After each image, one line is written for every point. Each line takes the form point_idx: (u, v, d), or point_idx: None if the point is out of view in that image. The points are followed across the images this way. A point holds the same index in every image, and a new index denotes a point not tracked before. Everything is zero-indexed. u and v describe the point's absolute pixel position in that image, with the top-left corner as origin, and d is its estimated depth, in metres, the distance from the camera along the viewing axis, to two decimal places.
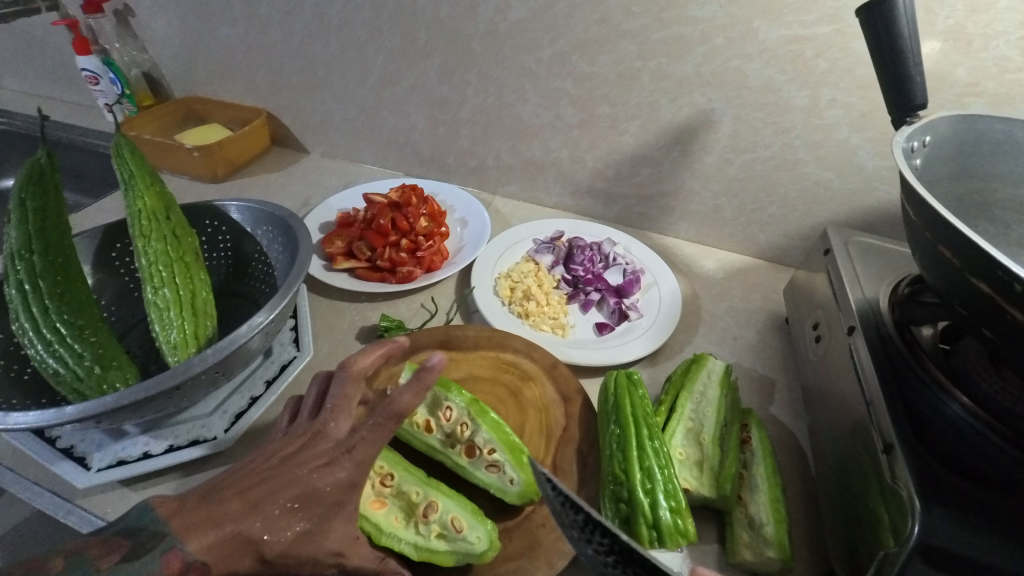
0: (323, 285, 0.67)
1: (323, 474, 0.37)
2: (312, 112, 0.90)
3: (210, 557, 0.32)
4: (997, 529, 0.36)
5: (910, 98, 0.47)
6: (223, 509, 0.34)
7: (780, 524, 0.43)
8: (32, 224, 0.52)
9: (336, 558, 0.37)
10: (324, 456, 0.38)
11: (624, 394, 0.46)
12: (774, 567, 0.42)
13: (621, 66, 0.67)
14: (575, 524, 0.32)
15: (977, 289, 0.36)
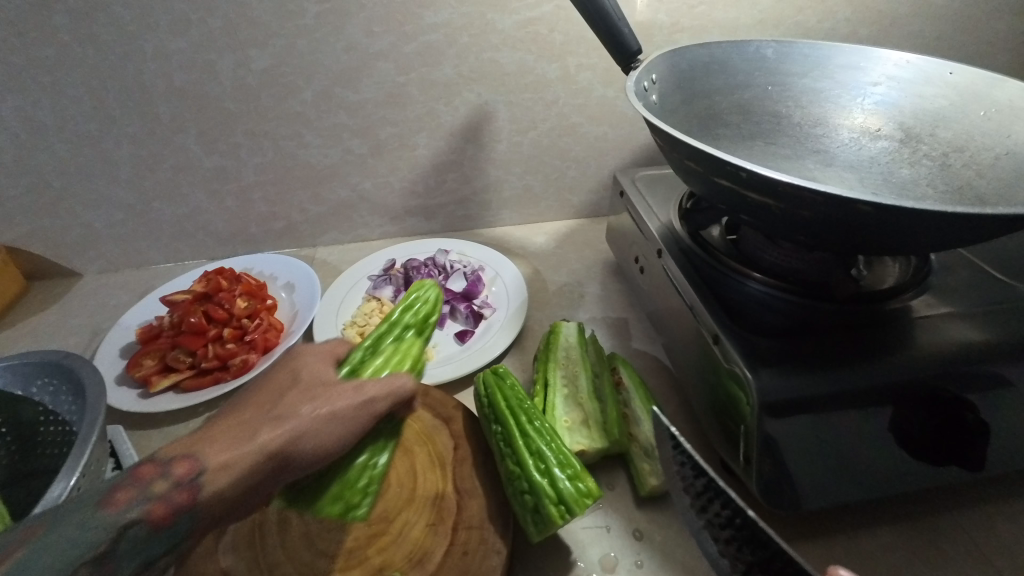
0: (146, 415, 0.58)
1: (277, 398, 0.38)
2: (65, 231, 0.76)
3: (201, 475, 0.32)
4: (805, 365, 0.43)
5: (626, 46, 0.54)
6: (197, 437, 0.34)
7: None
8: None
9: (363, 408, 0.38)
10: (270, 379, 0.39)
11: (496, 390, 0.47)
12: None
13: (386, 86, 0.68)
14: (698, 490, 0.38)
15: (721, 186, 0.43)
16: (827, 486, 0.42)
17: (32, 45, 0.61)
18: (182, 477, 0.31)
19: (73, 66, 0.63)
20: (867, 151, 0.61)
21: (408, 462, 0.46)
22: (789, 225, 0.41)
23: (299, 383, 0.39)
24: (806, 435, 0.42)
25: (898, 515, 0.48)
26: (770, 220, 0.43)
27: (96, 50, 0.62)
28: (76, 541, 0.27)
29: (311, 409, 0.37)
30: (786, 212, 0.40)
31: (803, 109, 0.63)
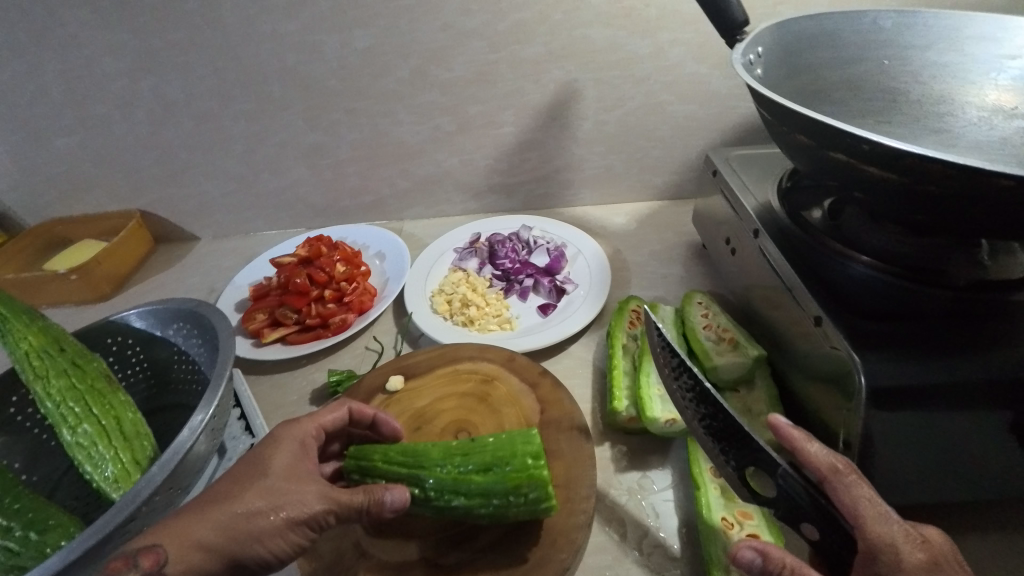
0: (257, 363, 0.64)
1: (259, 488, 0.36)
2: (186, 199, 0.85)
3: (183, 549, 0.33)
4: (913, 352, 0.41)
5: (731, 19, 0.52)
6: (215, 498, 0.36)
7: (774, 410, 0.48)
8: None
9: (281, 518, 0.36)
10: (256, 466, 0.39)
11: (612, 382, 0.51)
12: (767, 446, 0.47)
13: (477, 64, 0.69)
14: (671, 364, 0.41)
15: (835, 159, 0.41)
16: (925, 478, 0.41)
17: (169, 29, 0.68)
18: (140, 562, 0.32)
19: (201, 47, 0.69)
20: (999, 131, 0.56)
21: (495, 423, 0.48)
22: (908, 204, 0.39)
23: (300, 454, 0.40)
24: (912, 427, 0.40)
25: (1009, 522, 0.44)
26: (887, 198, 0.40)
27: (220, 32, 0.68)
28: None
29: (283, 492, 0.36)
30: (907, 187, 0.38)
31: (924, 85, 0.58)
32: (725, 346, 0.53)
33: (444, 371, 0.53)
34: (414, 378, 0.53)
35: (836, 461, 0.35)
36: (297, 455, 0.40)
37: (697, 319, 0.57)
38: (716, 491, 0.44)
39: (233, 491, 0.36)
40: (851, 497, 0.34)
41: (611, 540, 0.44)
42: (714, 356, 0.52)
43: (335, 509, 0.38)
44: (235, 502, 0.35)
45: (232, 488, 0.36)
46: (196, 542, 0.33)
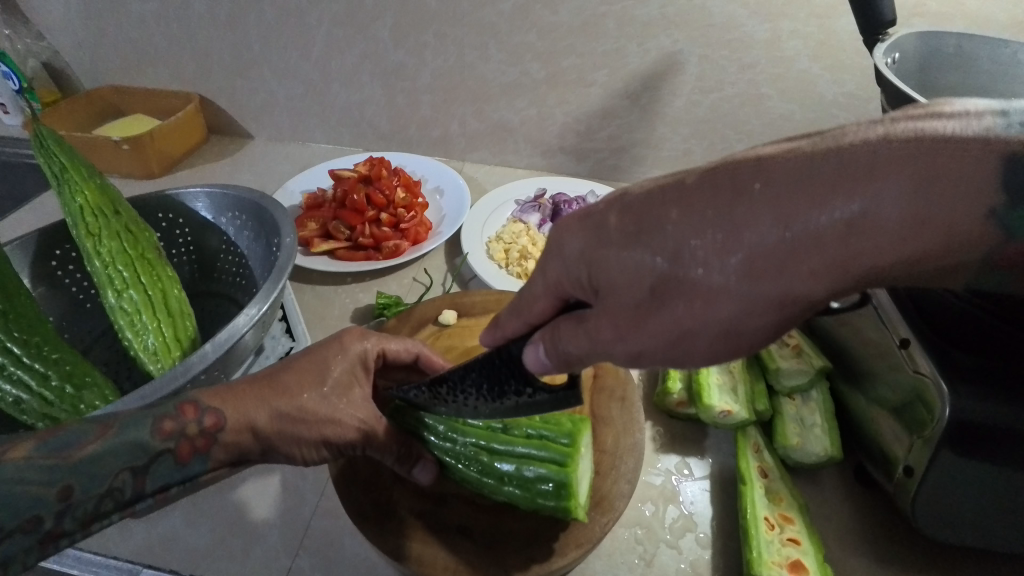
0: (303, 272, 0.63)
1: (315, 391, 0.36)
2: (250, 94, 0.82)
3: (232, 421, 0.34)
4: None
5: (878, 15, 0.49)
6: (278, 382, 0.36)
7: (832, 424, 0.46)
8: None
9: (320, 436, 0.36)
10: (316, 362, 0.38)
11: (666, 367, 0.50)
12: (819, 459, 0.45)
13: (585, 13, 0.66)
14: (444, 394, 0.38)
15: None
16: (981, 523, 0.40)
17: None
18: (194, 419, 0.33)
19: None
20: None
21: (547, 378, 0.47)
22: None
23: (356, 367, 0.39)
24: (988, 474, 0.38)
25: None
26: None
27: None
28: (95, 480, 0.30)
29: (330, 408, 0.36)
30: None
31: None
32: (789, 350, 0.50)
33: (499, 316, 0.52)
34: (467, 316, 0.51)
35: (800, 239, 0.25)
36: (357, 370, 0.39)
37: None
38: (761, 490, 0.43)
39: (294, 384, 0.36)
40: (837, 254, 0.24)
41: (643, 516, 0.44)
42: (777, 359, 0.49)
43: (364, 444, 0.37)
44: (301, 395, 0.36)
45: (297, 379, 0.36)
46: (251, 426, 0.34)
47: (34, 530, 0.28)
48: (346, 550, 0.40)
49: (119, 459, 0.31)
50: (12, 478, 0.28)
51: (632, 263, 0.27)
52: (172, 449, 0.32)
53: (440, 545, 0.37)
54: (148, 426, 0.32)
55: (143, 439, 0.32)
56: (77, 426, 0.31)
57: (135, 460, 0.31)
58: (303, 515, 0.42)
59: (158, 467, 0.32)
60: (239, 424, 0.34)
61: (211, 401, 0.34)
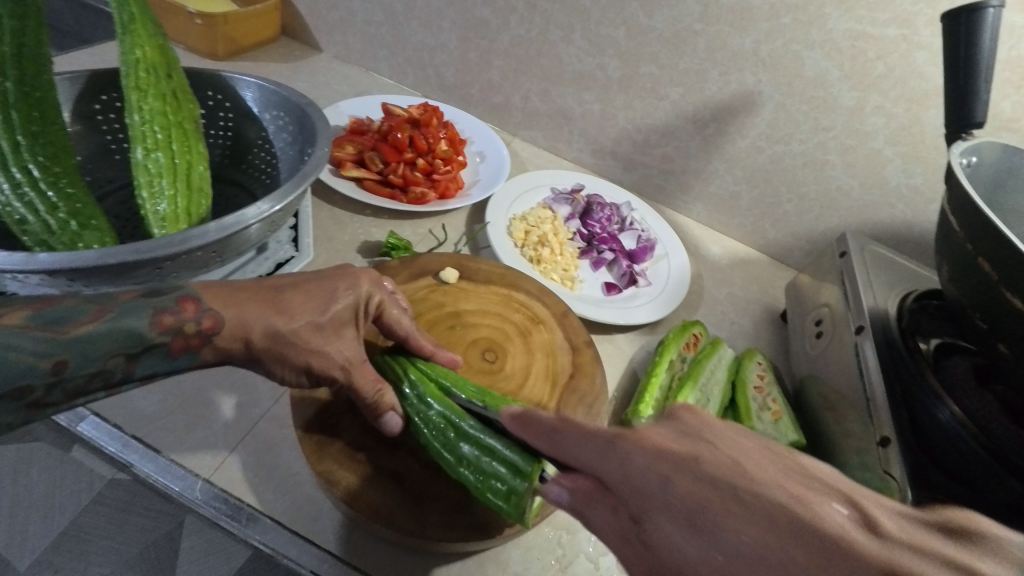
0: (327, 191, 0.63)
1: (312, 314, 0.36)
2: (332, 7, 0.82)
3: (225, 324, 0.33)
4: None
5: (969, 114, 0.46)
6: (282, 298, 0.36)
7: None
8: (10, 75, 0.43)
9: (302, 367, 0.36)
10: (319, 288, 0.38)
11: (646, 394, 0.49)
12: None
13: (679, 26, 0.65)
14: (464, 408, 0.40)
15: (1010, 304, 0.37)
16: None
17: None
18: (193, 317, 0.32)
19: None
20: None
21: (526, 361, 0.46)
22: None
23: (356, 305, 0.39)
24: None
25: None
26: None
27: None
28: (87, 359, 0.28)
29: (320, 343, 0.36)
30: None
31: None
32: (768, 414, 0.49)
33: (499, 291, 0.51)
34: (468, 281, 0.51)
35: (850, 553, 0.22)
36: (357, 312, 0.39)
37: (752, 375, 0.53)
38: None
39: (296, 305, 0.36)
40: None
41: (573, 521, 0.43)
42: (754, 419, 0.49)
43: (343, 381, 0.37)
44: (297, 317, 0.35)
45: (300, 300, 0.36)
46: (246, 336, 0.34)
47: (23, 398, 0.27)
48: (281, 461, 0.41)
49: (118, 345, 0.29)
50: (6, 343, 0.26)
51: (674, 544, 0.25)
52: (167, 343, 0.31)
53: (369, 483, 0.37)
54: (149, 311, 0.31)
55: (140, 328, 0.30)
56: (73, 304, 0.29)
57: (127, 347, 0.30)
58: (251, 416, 0.43)
59: (149, 358, 0.31)
60: (236, 332, 0.33)
61: (211, 300, 0.33)
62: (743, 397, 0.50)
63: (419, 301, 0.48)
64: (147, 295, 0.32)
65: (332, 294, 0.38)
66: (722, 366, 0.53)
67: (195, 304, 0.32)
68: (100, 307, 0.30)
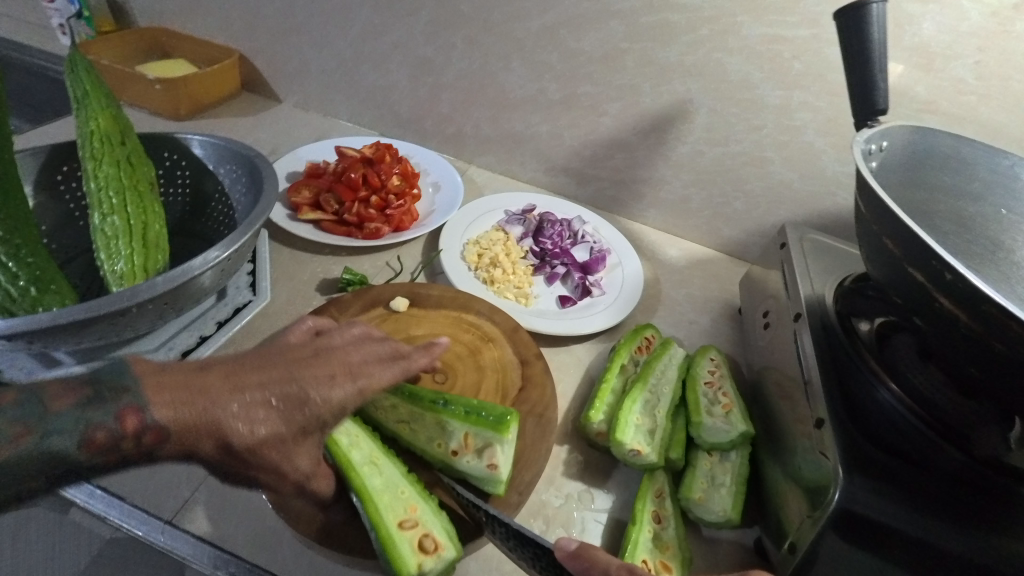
0: (287, 234, 0.66)
1: (270, 425, 0.33)
2: (287, 59, 0.86)
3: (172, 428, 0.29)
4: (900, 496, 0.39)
5: (873, 101, 0.49)
6: (244, 398, 0.32)
7: (738, 489, 0.46)
8: None
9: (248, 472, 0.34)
10: (283, 389, 0.34)
11: (599, 398, 0.50)
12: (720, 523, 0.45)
13: (607, 46, 0.68)
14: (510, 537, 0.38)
15: (913, 278, 0.38)
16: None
17: None
18: (136, 433, 0.28)
19: None
20: None
21: (475, 378, 0.48)
22: (967, 350, 0.37)
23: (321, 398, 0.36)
24: (868, 559, 0.38)
25: None
26: (948, 336, 0.38)
27: None
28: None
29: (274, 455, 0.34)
30: (976, 333, 0.35)
31: None
32: (718, 409, 0.51)
33: (450, 313, 0.53)
34: (419, 307, 0.53)
35: None
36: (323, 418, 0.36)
37: (704, 371, 0.55)
38: (649, 534, 0.43)
39: (258, 416, 0.32)
40: None
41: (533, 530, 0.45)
42: (704, 414, 0.50)
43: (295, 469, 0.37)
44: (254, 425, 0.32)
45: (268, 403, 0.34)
46: (190, 449, 0.31)
47: None
48: (242, 496, 0.42)
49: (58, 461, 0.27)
50: None
51: None
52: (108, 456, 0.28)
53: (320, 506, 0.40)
54: (81, 426, 0.28)
55: (67, 450, 0.27)
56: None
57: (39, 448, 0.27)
58: None
59: (74, 472, 0.28)
60: (182, 446, 0.30)
61: (158, 407, 0.29)
62: (693, 395, 0.52)
63: (372, 330, 0.50)
64: (84, 402, 0.28)
65: (297, 398, 0.34)
66: (673, 366, 0.55)
67: (141, 418, 0.29)
68: (21, 428, 0.26)
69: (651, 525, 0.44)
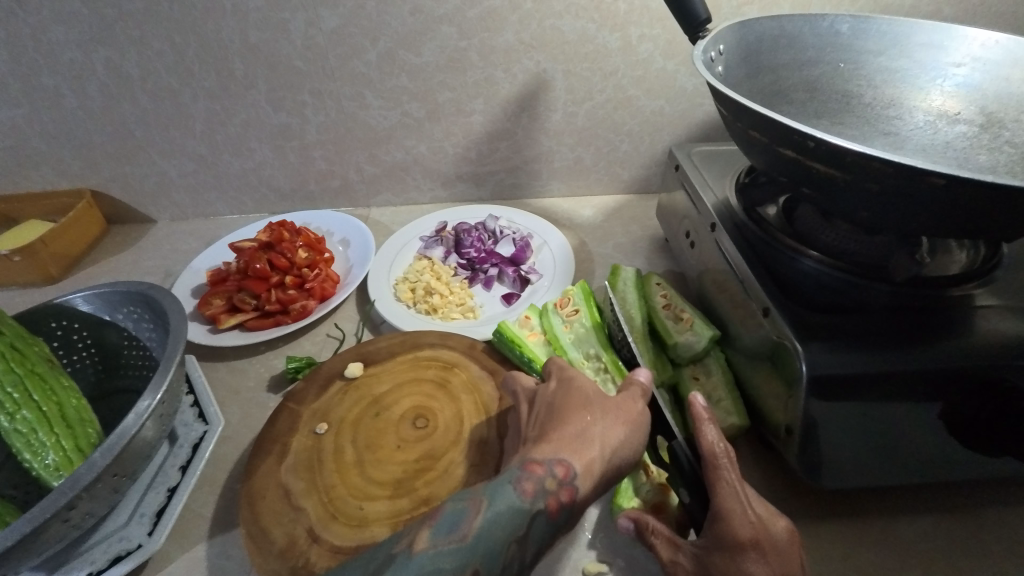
0: (215, 350, 0.63)
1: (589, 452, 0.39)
2: (143, 178, 0.82)
3: (581, 482, 0.37)
4: (853, 346, 0.43)
5: (694, 16, 0.52)
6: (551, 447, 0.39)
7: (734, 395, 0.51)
8: None
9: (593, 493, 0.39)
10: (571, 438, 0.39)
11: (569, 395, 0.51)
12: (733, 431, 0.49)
13: (448, 50, 0.69)
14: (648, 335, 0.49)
15: (786, 156, 0.42)
16: (856, 457, 0.43)
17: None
18: (546, 479, 0.36)
19: (159, 19, 0.66)
20: (941, 135, 0.57)
21: (454, 409, 0.48)
22: (850, 200, 0.41)
23: (589, 432, 0.40)
24: (850, 409, 0.42)
25: (940, 504, 0.47)
26: (833, 194, 0.42)
27: (181, 6, 0.65)
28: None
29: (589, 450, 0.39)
30: (852, 183, 0.39)
31: (875, 89, 0.59)
32: (682, 325, 0.55)
33: (405, 358, 0.53)
34: (374, 365, 0.52)
35: (716, 448, 0.38)
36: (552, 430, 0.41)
37: (658, 299, 0.59)
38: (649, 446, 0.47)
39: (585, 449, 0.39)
40: (709, 477, 0.37)
41: (566, 524, 0.46)
42: (674, 334, 0.54)
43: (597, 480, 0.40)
44: (581, 452, 0.38)
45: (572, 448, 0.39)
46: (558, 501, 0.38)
47: None
48: None
49: (504, 529, 0.34)
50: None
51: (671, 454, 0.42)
52: (543, 507, 0.36)
53: None
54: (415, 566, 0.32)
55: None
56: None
57: (517, 529, 0.34)
58: None
59: None
60: (586, 470, 0.37)
61: (557, 460, 0.37)
62: (664, 321, 0.56)
63: (337, 408, 0.49)
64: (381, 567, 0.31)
65: (561, 442, 0.39)
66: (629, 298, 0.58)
67: (540, 465, 0.37)
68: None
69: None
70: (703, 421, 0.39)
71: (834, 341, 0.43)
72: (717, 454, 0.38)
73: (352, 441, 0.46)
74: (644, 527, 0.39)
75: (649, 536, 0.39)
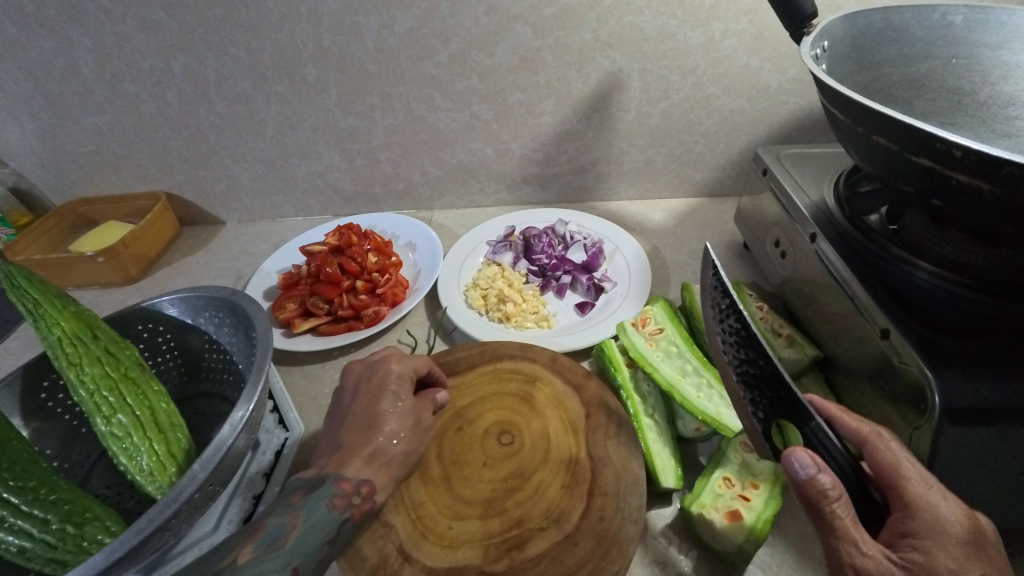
0: (290, 354, 0.63)
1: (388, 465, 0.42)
2: (215, 181, 0.83)
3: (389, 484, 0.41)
4: (993, 376, 0.39)
5: (800, 9, 0.49)
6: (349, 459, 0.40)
7: None
8: None
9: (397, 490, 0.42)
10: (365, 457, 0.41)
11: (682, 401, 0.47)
12: None
13: (520, 50, 0.67)
14: (720, 304, 0.45)
15: (919, 165, 0.38)
16: (985, 494, 0.40)
17: (203, 6, 0.65)
18: (353, 488, 0.38)
19: (236, 26, 0.67)
20: None
21: (540, 425, 0.47)
22: (994, 215, 0.37)
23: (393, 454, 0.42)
24: (984, 443, 0.39)
25: None
26: (971, 208, 0.38)
27: (257, 10, 0.65)
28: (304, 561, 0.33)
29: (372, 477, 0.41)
30: (1001, 198, 0.35)
31: (994, 86, 0.54)
32: (781, 340, 0.53)
33: (485, 369, 0.52)
34: (454, 376, 0.51)
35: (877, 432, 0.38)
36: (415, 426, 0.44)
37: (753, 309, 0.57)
38: (738, 463, 0.46)
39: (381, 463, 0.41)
40: (881, 461, 0.36)
41: (661, 551, 0.44)
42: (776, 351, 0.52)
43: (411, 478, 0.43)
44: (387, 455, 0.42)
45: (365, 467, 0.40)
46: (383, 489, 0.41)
47: None
48: None
49: (318, 535, 0.35)
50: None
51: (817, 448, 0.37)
52: (350, 515, 0.37)
53: None
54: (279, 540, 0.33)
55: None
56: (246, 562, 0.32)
57: (328, 533, 0.35)
58: None
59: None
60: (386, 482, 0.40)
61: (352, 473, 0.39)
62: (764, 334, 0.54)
63: None
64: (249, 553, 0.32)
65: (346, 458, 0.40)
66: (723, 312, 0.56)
67: (348, 481, 0.38)
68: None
69: (741, 455, 0.46)
70: (831, 411, 0.40)
71: (970, 370, 0.39)
72: (881, 435, 0.38)
73: (438, 455, 0.45)
74: (823, 491, 0.34)
75: (827, 504, 0.34)
